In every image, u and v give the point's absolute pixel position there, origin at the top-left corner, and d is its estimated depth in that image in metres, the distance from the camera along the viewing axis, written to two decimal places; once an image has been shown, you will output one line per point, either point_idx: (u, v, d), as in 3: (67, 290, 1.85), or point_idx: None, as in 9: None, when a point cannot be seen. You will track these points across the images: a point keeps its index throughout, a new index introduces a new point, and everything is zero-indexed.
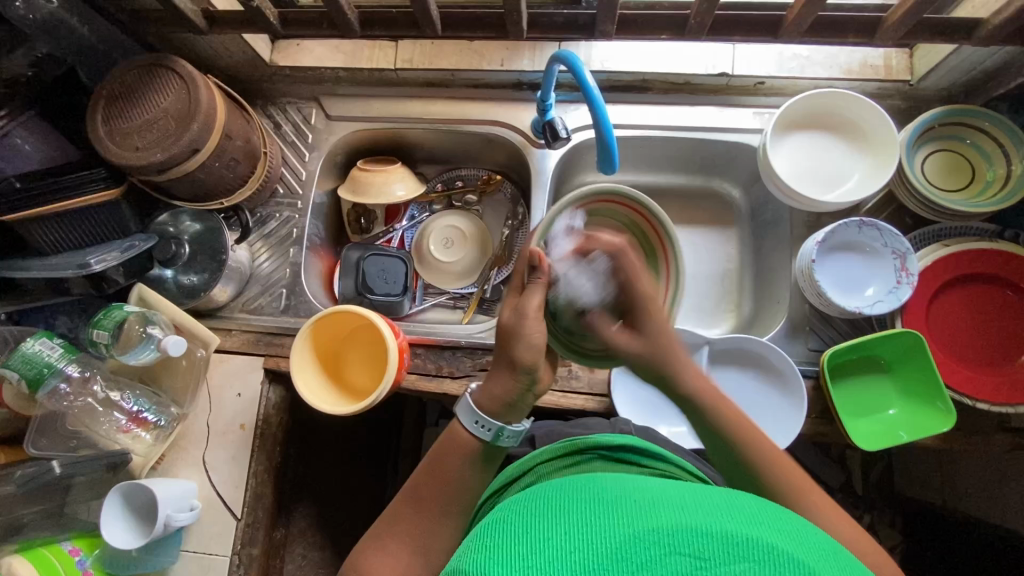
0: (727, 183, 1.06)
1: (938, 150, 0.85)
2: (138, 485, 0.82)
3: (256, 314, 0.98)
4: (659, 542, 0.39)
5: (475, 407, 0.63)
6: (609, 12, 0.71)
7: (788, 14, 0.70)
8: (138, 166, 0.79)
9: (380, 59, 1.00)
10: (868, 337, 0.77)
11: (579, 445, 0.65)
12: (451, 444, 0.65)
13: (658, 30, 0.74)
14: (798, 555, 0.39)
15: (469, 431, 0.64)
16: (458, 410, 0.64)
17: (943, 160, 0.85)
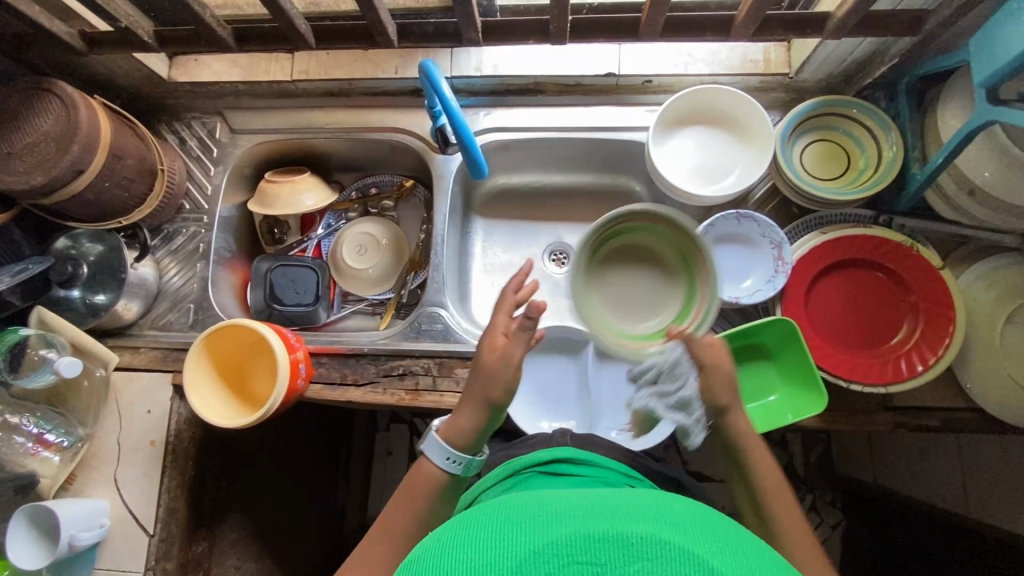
0: (632, 179, 1.08)
1: (815, 140, 0.88)
2: (40, 508, 0.83)
3: (165, 330, 0.98)
4: (561, 552, 0.40)
5: (444, 443, 0.68)
6: (469, 20, 0.72)
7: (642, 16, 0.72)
8: (20, 191, 0.79)
9: (277, 71, 1.00)
10: (747, 327, 0.79)
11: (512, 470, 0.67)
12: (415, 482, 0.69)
13: (523, 36, 0.76)
14: (691, 546, 0.41)
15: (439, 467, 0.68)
16: (426, 445, 0.69)
17: (819, 149, 0.87)
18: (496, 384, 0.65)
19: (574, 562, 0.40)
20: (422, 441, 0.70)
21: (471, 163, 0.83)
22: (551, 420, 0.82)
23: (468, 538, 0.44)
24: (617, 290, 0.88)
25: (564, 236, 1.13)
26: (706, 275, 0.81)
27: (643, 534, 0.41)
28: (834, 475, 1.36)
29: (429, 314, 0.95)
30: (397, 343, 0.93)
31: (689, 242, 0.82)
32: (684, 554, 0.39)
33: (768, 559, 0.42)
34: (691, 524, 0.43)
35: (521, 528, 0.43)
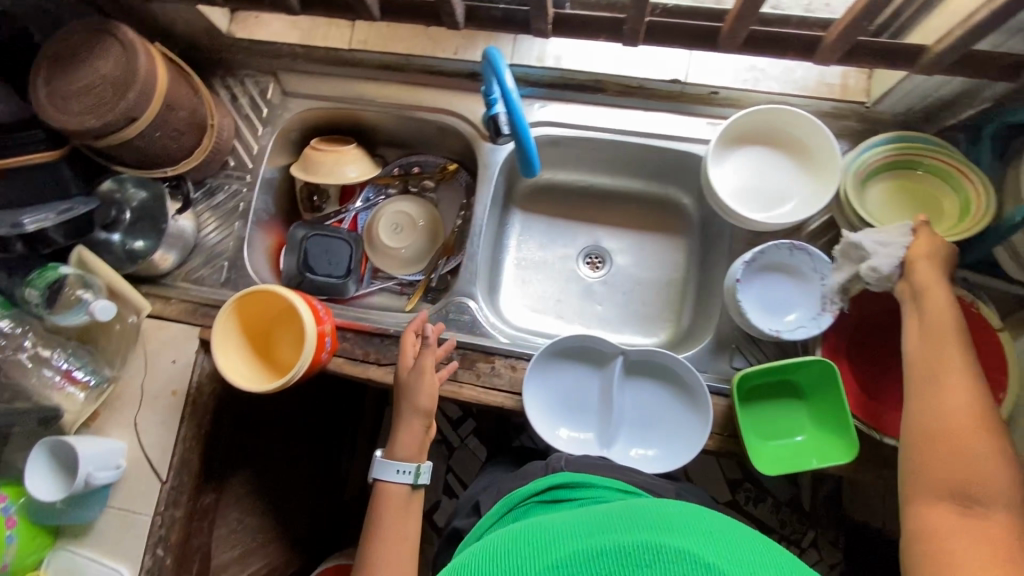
0: (681, 191, 1.05)
1: (887, 180, 0.81)
2: (63, 441, 0.85)
3: (197, 284, 0.99)
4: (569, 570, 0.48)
5: (391, 459, 0.81)
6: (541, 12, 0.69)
7: (724, 26, 0.69)
8: (74, 131, 0.80)
9: (335, 38, 0.99)
10: (781, 363, 0.77)
11: (510, 503, 0.67)
12: (387, 496, 0.80)
13: (594, 33, 0.73)
14: (687, 549, 0.48)
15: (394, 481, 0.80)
16: (378, 471, 0.81)
17: (892, 190, 0.81)
18: (419, 392, 0.82)
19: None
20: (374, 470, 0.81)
21: (523, 158, 0.76)
22: (570, 427, 0.80)
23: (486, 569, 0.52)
24: (898, 209, 0.80)
25: (603, 240, 1.10)
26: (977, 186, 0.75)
27: (632, 543, 0.49)
28: (843, 516, 1.33)
29: (459, 303, 0.93)
30: None
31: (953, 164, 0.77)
32: (677, 556, 0.47)
33: (754, 542, 0.51)
34: (674, 527, 0.51)
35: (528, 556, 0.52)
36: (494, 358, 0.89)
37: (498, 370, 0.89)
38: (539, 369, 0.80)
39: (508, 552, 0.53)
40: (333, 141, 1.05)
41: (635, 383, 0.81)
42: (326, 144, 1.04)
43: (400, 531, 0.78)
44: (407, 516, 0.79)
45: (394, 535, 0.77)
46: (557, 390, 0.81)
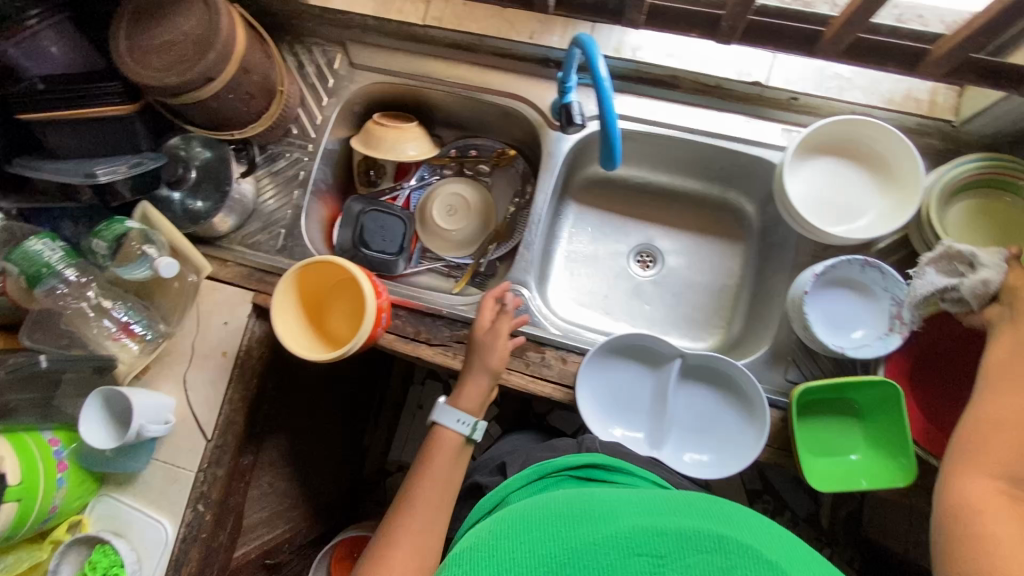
0: (743, 197, 1.03)
1: (971, 198, 0.79)
2: (117, 392, 0.87)
3: (253, 249, 1.00)
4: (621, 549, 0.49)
5: (453, 408, 0.82)
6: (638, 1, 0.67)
7: (827, 30, 0.68)
8: (152, 87, 0.79)
9: (410, 13, 0.98)
10: (843, 381, 0.76)
11: (543, 471, 0.67)
12: (441, 447, 0.80)
13: (688, 27, 0.71)
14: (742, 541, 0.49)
15: (450, 429, 0.81)
16: (438, 415, 0.82)
17: (975, 210, 0.79)
18: (491, 352, 0.83)
19: (638, 555, 0.48)
20: (433, 414, 0.82)
21: (606, 146, 0.73)
22: (625, 427, 0.80)
23: (545, 532, 0.52)
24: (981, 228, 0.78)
25: (656, 239, 1.09)
26: None
27: (699, 531, 0.50)
28: (863, 536, 1.32)
29: (513, 292, 0.93)
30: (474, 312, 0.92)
31: None
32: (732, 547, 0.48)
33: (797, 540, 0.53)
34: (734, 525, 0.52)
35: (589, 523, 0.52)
36: (544, 348, 0.88)
37: (548, 361, 0.88)
38: (594, 365, 0.80)
39: (568, 518, 0.53)
40: (396, 117, 1.05)
41: (689, 387, 0.81)
42: (389, 119, 1.04)
43: (439, 481, 0.77)
44: (446, 466, 0.79)
45: (434, 483, 0.76)
46: (610, 387, 0.80)
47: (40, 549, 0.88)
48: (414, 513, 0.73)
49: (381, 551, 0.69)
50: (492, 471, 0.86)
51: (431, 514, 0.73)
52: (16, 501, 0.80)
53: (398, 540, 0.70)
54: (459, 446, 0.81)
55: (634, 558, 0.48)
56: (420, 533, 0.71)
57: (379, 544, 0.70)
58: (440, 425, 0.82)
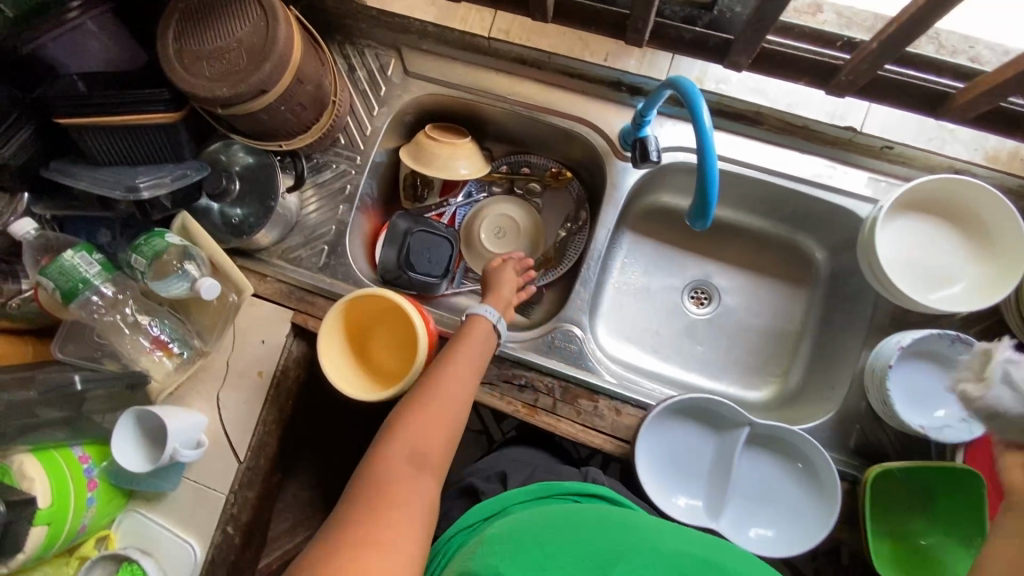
0: (812, 241, 0.97)
1: None
2: (150, 412, 0.84)
3: (294, 264, 0.95)
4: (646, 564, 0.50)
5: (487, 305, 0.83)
6: (749, 46, 0.69)
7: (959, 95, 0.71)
8: (201, 98, 0.74)
9: (474, 23, 0.92)
10: (925, 464, 0.71)
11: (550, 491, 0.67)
12: (472, 330, 0.78)
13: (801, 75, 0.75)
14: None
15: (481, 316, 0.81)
16: (474, 308, 0.81)
17: None
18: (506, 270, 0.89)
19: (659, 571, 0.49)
20: (470, 308, 0.81)
21: (700, 199, 0.66)
22: (688, 496, 0.75)
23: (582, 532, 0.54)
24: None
25: (712, 275, 1.03)
26: None
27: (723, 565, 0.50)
28: None
29: (566, 332, 0.89)
30: (524, 351, 0.87)
31: None
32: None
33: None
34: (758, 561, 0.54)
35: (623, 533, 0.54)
36: (597, 397, 0.84)
37: (601, 410, 0.83)
38: (656, 424, 0.76)
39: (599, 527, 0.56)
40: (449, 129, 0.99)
41: (753, 455, 0.76)
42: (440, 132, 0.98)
43: (471, 358, 0.75)
44: (479, 349, 0.77)
45: (469, 360, 0.75)
46: (669, 447, 0.76)
47: (66, 564, 0.85)
48: (450, 378, 0.72)
49: (415, 405, 0.68)
50: (489, 479, 0.81)
51: (464, 383, 0.72)
52: (46, 524, 0.77)
53: (435, 396, 0.69)
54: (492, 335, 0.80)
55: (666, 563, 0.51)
56: (454, 395, 0.70)
57: (411, 399, 0.70)
58: (475, 316, 0.80)
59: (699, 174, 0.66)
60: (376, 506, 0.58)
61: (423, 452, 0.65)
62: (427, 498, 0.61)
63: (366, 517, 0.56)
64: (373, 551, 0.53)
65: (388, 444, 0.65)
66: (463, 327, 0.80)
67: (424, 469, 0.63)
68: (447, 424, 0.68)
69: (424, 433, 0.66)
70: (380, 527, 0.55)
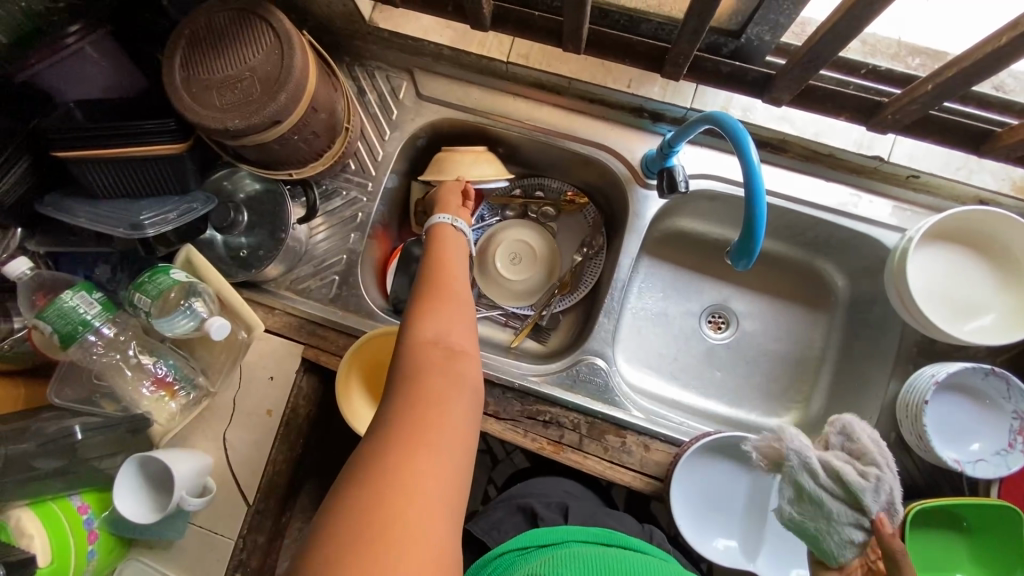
0: (831, 265, 0.96)
1: None
2: (153, 457, 0.78)
3: (303, 296, 0.91)
4: None
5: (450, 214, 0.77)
6: (792, 85, 0.70)
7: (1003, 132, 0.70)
8: (210, 129, 0.69)
9: (491, 47, 0.87)
10: (962, 500, 0.70)
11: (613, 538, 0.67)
12: (448, 236, 0.72)
13: (841, 111, 0.74)
14: None
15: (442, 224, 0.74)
16: (437, 219, 0.74)
17: None
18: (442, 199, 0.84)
19: None
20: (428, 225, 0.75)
21: (745, 235, 0.64)
22: (726, 537, 0.73)
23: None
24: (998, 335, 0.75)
25: (729, 300, 1.02)
26: None
27: None
28: None
29: (590, 363, 0.86)
30: (548, 386, 0.84)
31: None
32: None
33: None
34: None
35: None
36: (624, 433, 0.81)
37: (629, 446, 0.81)
38: (690, 465, 0.73)
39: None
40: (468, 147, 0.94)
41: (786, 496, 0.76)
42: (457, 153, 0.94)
43: (456, 263, 0.68)
44: (461, 260, 0.69)
45: (454, 265, 0.67)
46: (704, 486, 0.74)
47: None
48: (448, 276, 0.63)
49: (426, 302, 0.59)
50: (550, 505, 0.85)
51: (461, 280, 0.64)
52: None
53: (437, 296, 0.60)
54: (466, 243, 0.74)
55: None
56: (459, 293, 0.62)
57: (418, 298, 0.60)
58: (440, 225, 0.74)
59: (746, 213, 0.63)
60: (418, 399, 0.49)
61: (452, 338, 0.56)
62: (469, 386, 0.53)
63: (406, 417, 0.47)
64: (424, 443, 0.45)
65: (410, 335, 0.55)
66: (428, 238, 0.73)
67: (459, 355, 0.54)
68: (466, 314, 0.60)
69: (449, 323, 0.57)
70: (425, 421, 0.47)
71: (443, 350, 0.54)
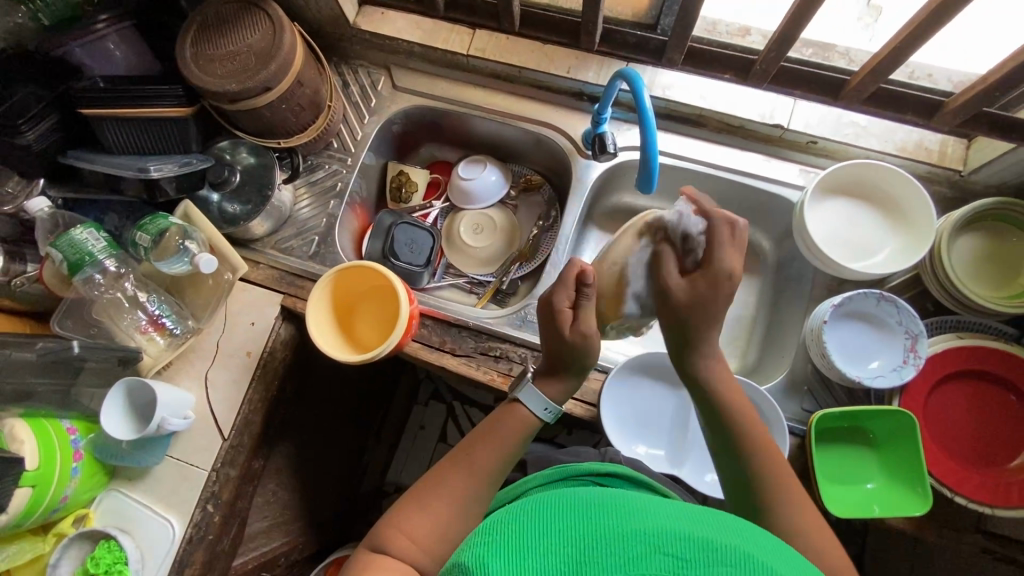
0: (759, 233, 1.06)
1: (992, 238, 0.83)
2: (142, 383, 0.87)
3: (286, 253, 1.02)
4: (643, 543, 0.46)
5: (542, 393, 0.69)
6: (680, 42, 0.83)
7: (853, 80, 0.81)
8: (212, 92, 0.84)
9: (454, 43, 1.03)
10: (860, 409, 0.78)
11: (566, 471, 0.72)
12: (512, 418, 0.69)
13: (723, 69, 0.93)
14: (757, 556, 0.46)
15: (532, 412, 0.69)
16: (523, 394, 0.69)
17: (1006, 250, 0.83)
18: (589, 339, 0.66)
19: (660, 554, 0.45)
20: (519, 389, 0.70)
21: (644, 166, 0.80)
22: (649, 446, 0.85)
23: (561, 515, 0.49)
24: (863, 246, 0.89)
25: None
26: None
27: (726, 545, 0.46)
28: None
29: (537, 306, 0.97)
30: (501, 325, 0.95)
31: None
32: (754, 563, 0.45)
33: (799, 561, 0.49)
34: (750, 535, 0.49)
35: (609, 511, 0.49)
36: None
37: None
38: (617, 382, 0.84)
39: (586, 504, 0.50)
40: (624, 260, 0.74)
41: None
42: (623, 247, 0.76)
43: (503, 455, 0.67)
44: (511, 441, 0.68)
45: (494, 453, 0.67)
46: (631, 405, 0.85)
47: (42, 541, 0.86)
48: (477, 466, 0.66)
49: (441, 484, 0.64)
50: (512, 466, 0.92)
51: (484, 484, 0.65)
52: (30, 487, 0.78)
53: (448, 493, 0.64)
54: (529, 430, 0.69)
55: (655, 555, 0.45)
56: (459, 517, 0.63)
57: (437, 476, 0.65)
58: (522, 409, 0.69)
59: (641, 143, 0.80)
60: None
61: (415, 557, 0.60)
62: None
63: None
64: None
65: (389, 527, 0.62)
66: (501, 411, 0.70)
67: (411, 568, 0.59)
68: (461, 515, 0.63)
69: (424, 536, 0.61)
70: None
71: (408, 547, 0.60)
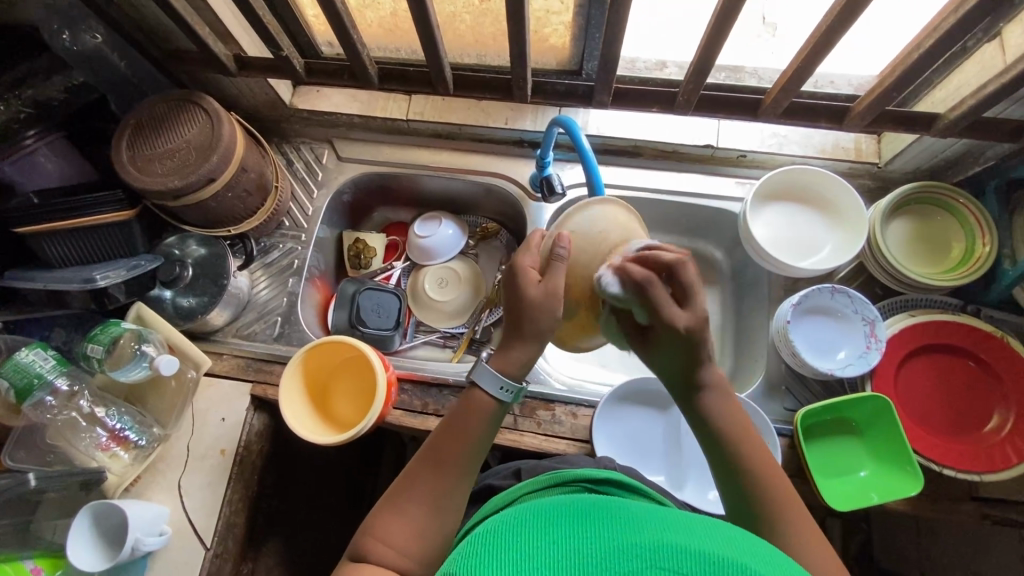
0: (710, 245, 1.10)
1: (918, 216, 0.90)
2: (109, 505, 0.80)
3: (249, 340, 0.99)
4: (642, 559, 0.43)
5: (494, 369, 0.63)
6: (606, 85, 0.86)
7: (765, 98, 0.84)
8: (155, 192, 0.83)
9: (393, 110, 1.07)
10: (836, 401, 0.81)
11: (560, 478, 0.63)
12: (470, 407, 0.64)
13: (650, 103, 0.89)
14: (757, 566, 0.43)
15: (489, 394, 0.63)
16: (477, 376, 0.63)
17: (932, 226, 0.90)
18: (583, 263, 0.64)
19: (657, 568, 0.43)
20: (472, 371, 0.64)
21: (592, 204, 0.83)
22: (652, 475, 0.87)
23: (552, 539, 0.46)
24: (792, 237, 0.95)
25: None
26: (968, 239, 0.86)
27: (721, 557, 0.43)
28: None
29: None
30: None
31: (968, 211, 0.86)
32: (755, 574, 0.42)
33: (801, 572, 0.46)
34: (752, 549, 0.46)
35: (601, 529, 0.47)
36: (554, 407, 0.88)
37: (559, 418, 0.87)
38: (603, 414, 0.86)
39: (575, 519, 0.49)
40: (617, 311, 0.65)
41: None
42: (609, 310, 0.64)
43: (468, 444, 0.63)
44: (478, 429, 0.64)
45: (464, 444, 0.63)
46: (622, 435, 0.87)
47: None
48: (448, 456, 0.63)
49: (415, 482, 0.62)
50: (504, 477, 0.80)
51: (455, 480, 0.62)
52: None
53: (424, 490, 0.61)
54: (492, 415, 0.64)
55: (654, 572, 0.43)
56: (436, 520, 0.60)
57: (410, 475, 0.63)
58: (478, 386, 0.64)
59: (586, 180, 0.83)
60: None
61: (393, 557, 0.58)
62: None
63: None
64: None
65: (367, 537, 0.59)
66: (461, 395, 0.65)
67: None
68: (434, 502, 0.61)
69: (404, 537, 0.59)
70: None
71: (393, 556, 0.58)
